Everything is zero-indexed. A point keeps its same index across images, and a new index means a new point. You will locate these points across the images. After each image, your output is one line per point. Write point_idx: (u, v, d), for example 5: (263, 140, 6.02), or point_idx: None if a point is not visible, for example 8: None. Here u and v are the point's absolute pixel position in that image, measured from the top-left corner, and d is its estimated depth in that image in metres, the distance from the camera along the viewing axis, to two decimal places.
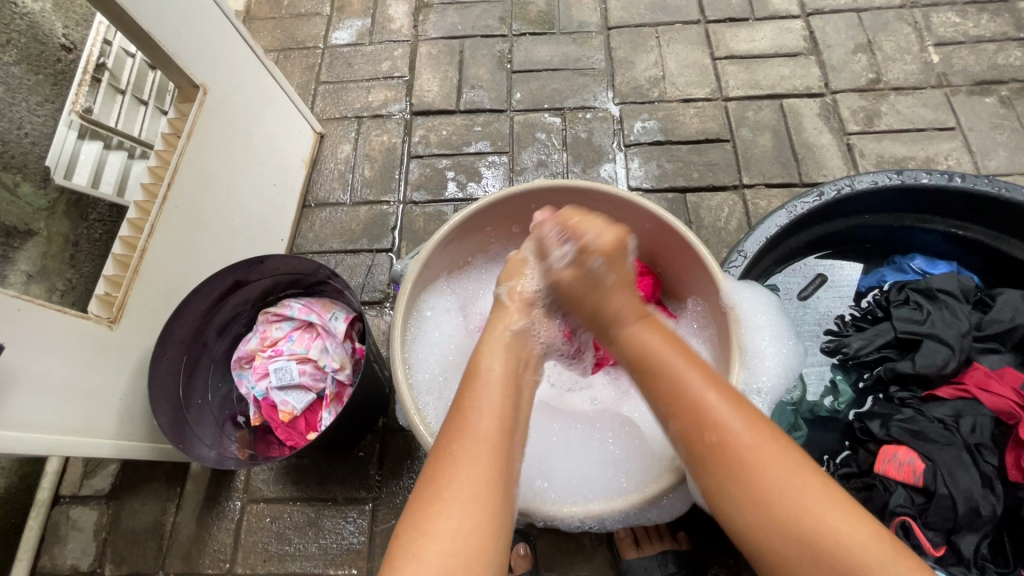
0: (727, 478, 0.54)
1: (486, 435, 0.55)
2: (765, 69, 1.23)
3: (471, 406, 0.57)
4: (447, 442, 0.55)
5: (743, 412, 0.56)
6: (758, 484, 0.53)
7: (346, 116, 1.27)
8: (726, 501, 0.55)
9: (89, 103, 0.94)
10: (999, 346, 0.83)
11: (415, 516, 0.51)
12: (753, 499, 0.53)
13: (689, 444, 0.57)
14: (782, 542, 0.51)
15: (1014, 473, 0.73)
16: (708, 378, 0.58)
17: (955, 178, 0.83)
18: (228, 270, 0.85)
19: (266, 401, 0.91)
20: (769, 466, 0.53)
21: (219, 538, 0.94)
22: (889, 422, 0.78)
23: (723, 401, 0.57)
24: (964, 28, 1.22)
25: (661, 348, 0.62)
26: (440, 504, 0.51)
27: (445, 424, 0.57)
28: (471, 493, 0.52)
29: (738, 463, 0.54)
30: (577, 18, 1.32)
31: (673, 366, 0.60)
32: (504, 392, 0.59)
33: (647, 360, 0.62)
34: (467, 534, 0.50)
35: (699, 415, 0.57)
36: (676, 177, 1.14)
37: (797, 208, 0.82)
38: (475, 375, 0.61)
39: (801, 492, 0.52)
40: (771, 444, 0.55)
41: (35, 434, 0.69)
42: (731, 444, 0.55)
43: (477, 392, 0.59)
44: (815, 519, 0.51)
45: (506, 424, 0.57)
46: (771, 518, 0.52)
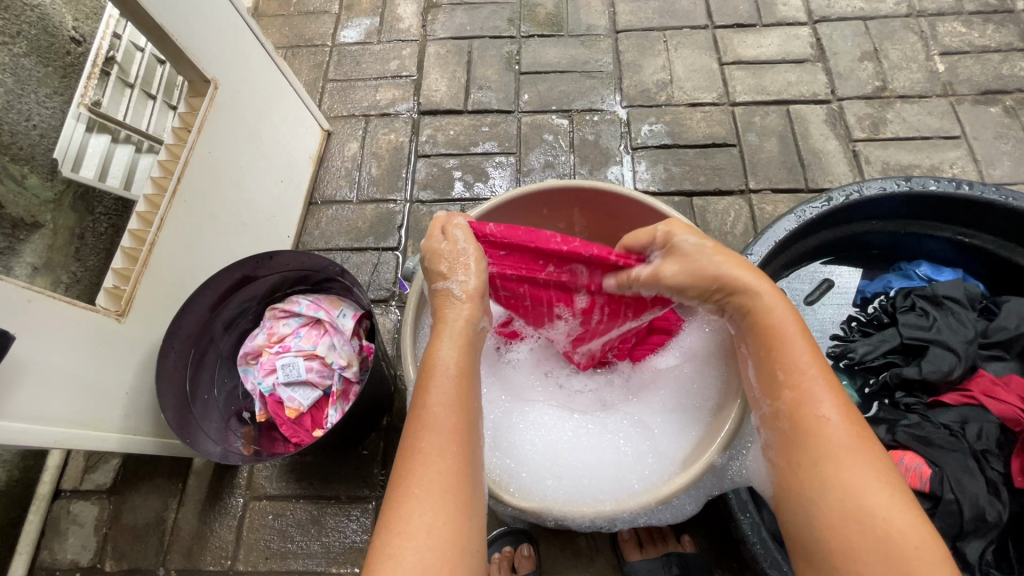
0: (815, 467, 0.52)
1: (446, 425, 0.54)
2: (772, 75, 1.23)
3: (429, 399, 0.55)
4: (411, 440, 0.53)
5: (847, 407, 0.54)
6: (847, 481, 0.50)
7: (354, 114, 1.27)
8: (805, 492, 0.52)
9: (98, 96, 0.93)
10: (1003, 354, 0.83)
11: (386, 516, 0.50)
12: (836, 494, 0.50)
13: (789, 426, 0.55)
14: (854, 540, 0.48)
15: (1020, 479, 0.73)
16: (822, 365, 0.56)
17: (963, 186, 0.83)
18: (239, 265, 0.85)
19: (272, 397, 0.91)
20: (861, 467, 0.50)
21: (220, 534, 0.94)
22: (896, 427, 0.79)
23: (834, 394, 0.54)
24: (970, 37, 1.23)
25: (787, 321, 0.58)
26: (411, 501, 0.50)
27: (408, 423, 0.55)
28: (440, 486, 0.51)
29: (835, 456, 0.51)
30: (585, 21, 1.33)
31: (793, 346, 0.57)
32: (460, 381, 0.57)
33: (769, 330, 0.58)
34: (441, 529, 0.49)
35: (806, 399, 0.54)
36: (683, 181, 1.14)
37: (806, 213, 0.83)
38: (431, 367, 0.58)
39: (883, 494, 0.49)
40: (867, 447, 0.52)
41: (41, 425, 0.68)
42: (828, 437, 0.52)
43: (432, 385, 0.57)
44: (889, 520, 0.48)
45: (465, 415, 0.56)
46: (848, 513, 0.49)
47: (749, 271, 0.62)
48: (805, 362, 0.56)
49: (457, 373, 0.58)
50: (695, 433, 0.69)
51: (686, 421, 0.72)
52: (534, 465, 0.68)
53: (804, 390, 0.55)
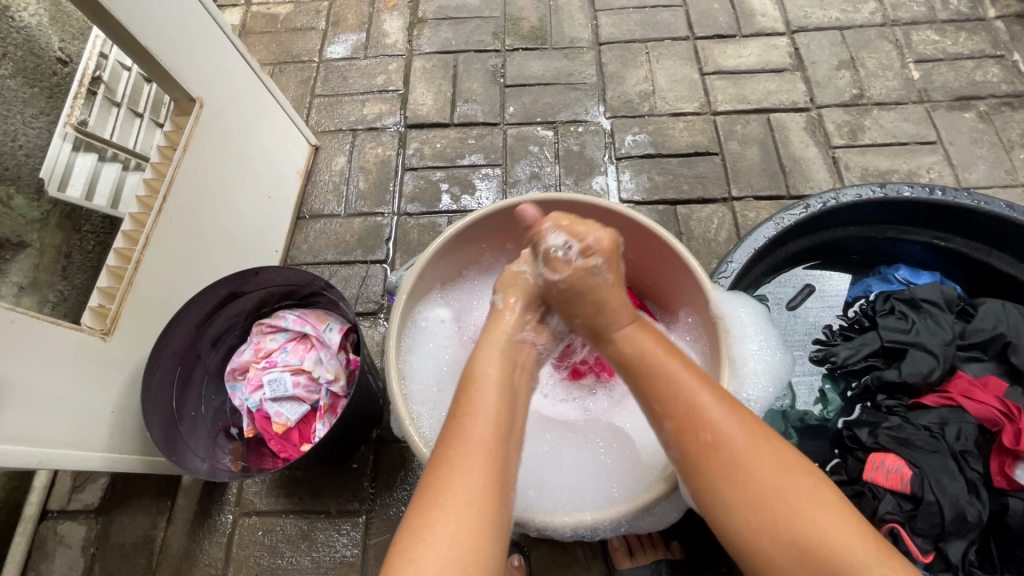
0: (719, 486, 0.56)
1: (481, 441, 0.56)
2: (752, 84, 1.25)
3: (464, 411, 0.59)
4: (443, 449, 0.56)
5: (738, 412, 0.58)
6: (751, 481, 0.55)
7: (342, 129, 1.28)
8: (722, 504, 0.56)
9: (85, 116, 0.94)
10: (982, 354, 0.84)
11: (413, 524, 0.52)
12: (743, 502, 0.55)
13: (680, 446, 0.59)
14: (777, 544, 0.53)
15: (999, 479, 0.74)
16: (703, 381, 0.60)
17: (936, 192, 0.85)
18: (224, 281, 0.85)
19: (259, 412, 0.90)
20: (762, 472, 0.55)
21: (210, 552, 0.93)
22: (877, 430, 0.79)
23: (718, 400, 0.59)
24: (943, 45, 1.26)
25: (655, 350, 0.64)
26: (437, 510, 0.52)
27: (442, 432, 0.58)
28: (468, 498, 0.53)
29: (732, 467, 0.56)
30: (569, 34, 1.35)
31: (666, 369, 0.62)
32: (499, 397, 0.61)
33: (645, 356, 0.65)
34: (465, 543, 0.50)
35: (693, 416, 0.58)
36: (667, 190, 1.15)
37: (784, 220, 0.84)
38: (471, 380, 0.62)
39: (793, 489, 0.54)
40: (767, 445, 0.57)
41: (25, 446, 0.68)
42: (726, 451, 0.56)
43: (472, 396, 0.61)
44: (801, 516, 0.53)
45: (501, 425, 0.59)
46: (770, 518, 0.53)
47: (616, 311, 0.69)
48: (682, 377, 0.60)
49: (501, 391, 0.62)
50: None
51: None
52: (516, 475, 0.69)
53: (692, 404, 0.59)
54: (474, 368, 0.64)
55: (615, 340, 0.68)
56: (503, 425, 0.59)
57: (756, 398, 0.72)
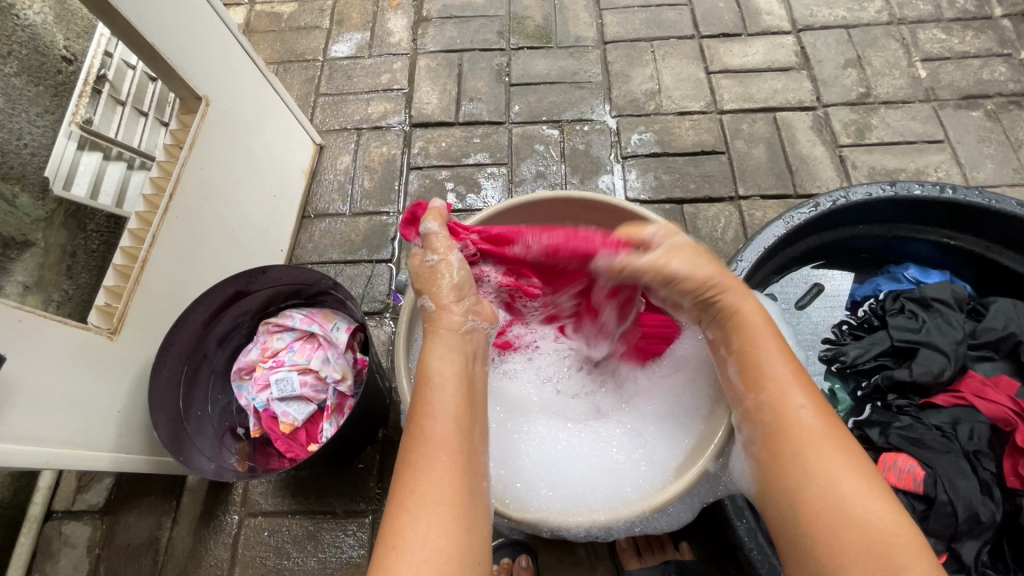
0: (790, 461, 0.54)
1: (444, 441, 0.54)
2: (758, 83, 1.25)
3: (424, 411, 0.56)
4: (407, 452, 0.54)
5: (822, 403, 0.57)
6: (823, 466, 0.53)
7: (346, 128, 1.28)
8: (784, 481, 0.54)
9: (90, 114, 0.94)
10: (993, 354, 0.84)
11: (384, 533, 0.50)
12: (811, 484, 0.53)
13: (764, 414, 0.57)
14: (833, 531, 0.50)
15: (1013, 480, 0.74)
16: (789, 359, 0.59)
17: (946, 190, 0.84)
18: (231, 280, 0.85)
19: (266, 412, 0.90)
20: (834, 456, 0.53)
21: (215, 552, 0.93)
22: (889, 430, 0.79)
23: (807, 389, 0.57)
24: (950, 44, 1.26)
25: (757, 321, 0.62)
26: (404, 516, 0.50)
27: (405, 434, 0.56)
28: (434, 500, 0.51)
29: (809, 445, 0.54)
30: (574, 33, 1.34)
31: (762, 346, 0.60)
32: (458, 395, 0.57)
33: (743, 325, 0.62)
34: (436, 548, 0.48)
35: (777, 388, 0.57)
36: (673, 189, 1.15)
37: (794, 218, 0.83)
38: (426, 379, 0.58)
39: (854, 482, 0.52)
40: (844, 442, 0.55)
41: (33, 446, 0.67)
42: (804, 428, 0.55)
43: (429, 396, 0.57)
44: (861, 505, 0.51)
45: (463, 423, 0.56)
46: (828, 503, 0.51)
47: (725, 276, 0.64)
48: (773, 351, 0.59)
49: (459, 388, 0.58)
50: (690, 440, 0.69)
51: (680, 429, 0.72)
52: (527, 475, 0.69)
53: (778, 379, 0.58)
54: (427, 365, 0.60)
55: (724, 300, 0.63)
56: (463, 423, 0.56)
57: None
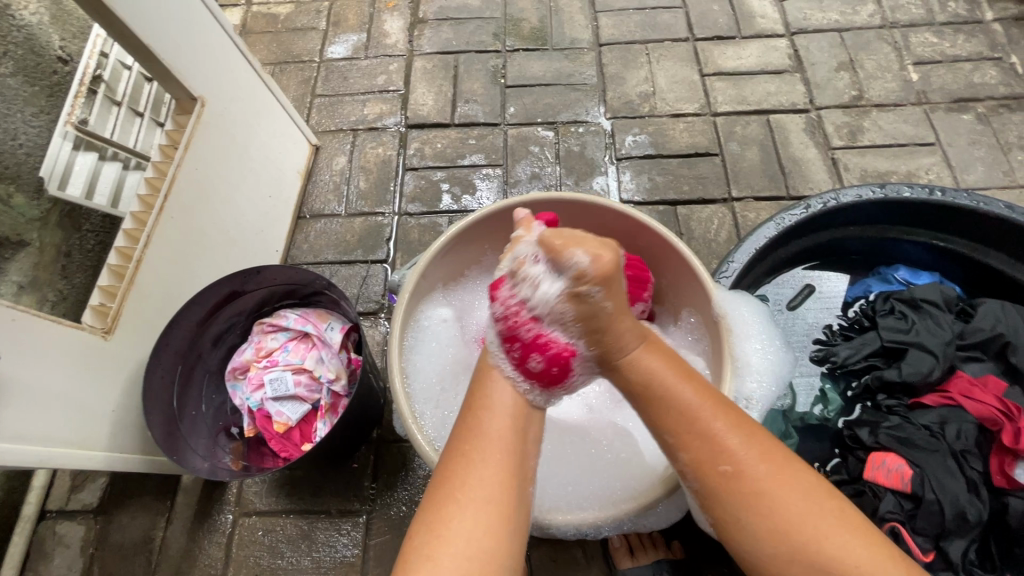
0: (748, 523, 0.54)
1: (499, 434, 0.57)
2: (752, 86, 1.26)
3: (481, 403, 0.59)
4: (460, 442, 0.56)
5: (751, 442, 0.55)
6: (780, 518, 0.53)
7: (342, 129, 1.28)
8: (742, 536, 0.54)
9: (85, 114, 0.94)
10: (981, 355, 0.85)
11: (428, 518, 0.52)
12: (773, 537, 0.53)
13: (699, 476, 0.56)
14: (802, 573, 0.52)
15: (998, 478, 0.75)
16: (706, 406, 0.56)
17: (935, 193, 0.85)
18: (226, 280, 0.85)
19: (260, 412, 0.90)
20: (785, 500, 0.53)
21: (210, 552, 0.93)
22: (878, 429, 0.79)
23: (731, 430, 0.56)
24: (941, 47, 1.27)
25: (664, 374, 0.58)
26: (454, 504, 0.52)
27: (457, 426, 0.59)
28: (485, 492, 0.53)
29: (756, 497, 0.53)
30: (569, 35, 1.35)
31: (679, 399, 0.57)
32: (514, 394, 0.60)
33: (651, 383, 0.58)
34: (481, 539, 0.51)
35: (709, 452, 0.55)
36: (667, 191, 1.16)
37: (785, 220, 0.84)
38: (486, 372, 0.62)
39: (814, 521, 0.53)
40: (789, 478, 0.54)
41: (27, 445, 0.68)
42: (749, 481, 0.54)
43: (488, 390, 0.60)
44: (828, 543, 0.52)
45: (516, 420, 0.59)
46: (794, 550, 0.52)
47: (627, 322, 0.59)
48: (692, 405, 0.56)
49: (518, 387, 0.61)
50: None
51: None
52: None
53: (707, 437, 0.55)
54: (482, 372, 0.63)
55: (632, 362, 0.59)
56: (519, 420, 0.59)
57: (757, 396, 0.72)
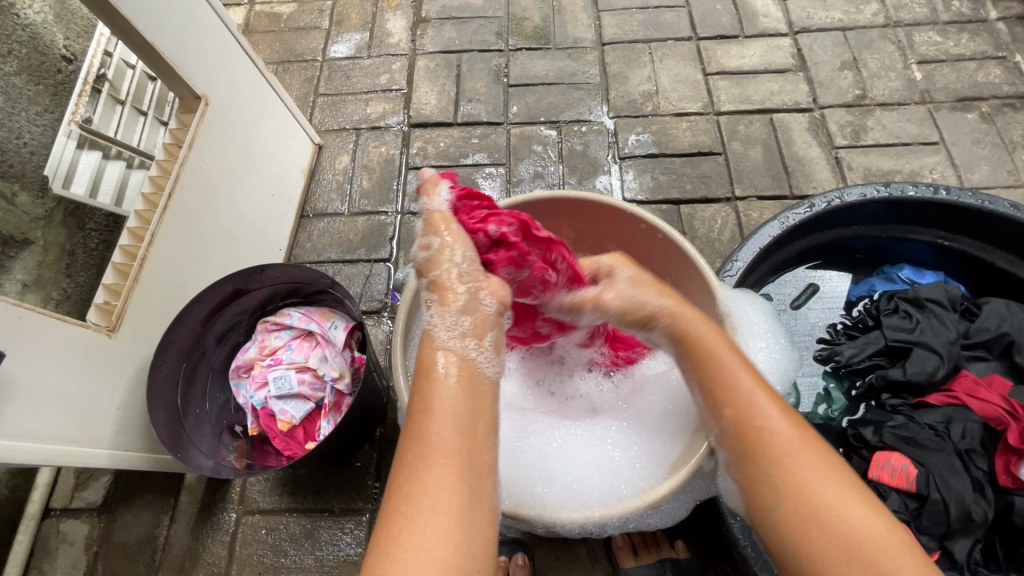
0: (773, 482, 0.54)
1: (445, 440, 0.52)
2: (755, 85, 1.26)
3: (425, 407, 0.54)
4: (406, 452, 0.52)
5: (789, 414, 0.57)
6: (800, 482, 0.52)
7: (345, 128, 1.28)
8: (764, 499, 0.54)
9: (89, 113, 0.95)
10: (985, 354, 0.84)
11: (378, 540, 0.48)
12: (793, 500, 0.52)
13: (735, 435, 0.57)
14: (820, 545, 0.50)
15: (1004, 478, 0.74)
16: (751, 372, 0.59)
17: (940, 191, 0.85)
18: (229, 278, 0.85)
19: (264, 410, 0.90)
20: (810, 467, 0.53)
21: (213, 550, 0.93)
22: (882, 428, 0.79)
23: (770, 398, 0.57)
24: (945, 46, 1.26)
25: (712, 339, 0.61)
26: (403, 523, 0.48)
27: (403, 434, 0.54)
28: (433, 505, 0.49)
29: (783, 457, 0.54)
30: (572, 34, 1.35)
31: (723, 361, 0.59)
32: (461, 395, 0.55)
33: (699, 346, 0.60)
34: (433, 556, 0.47)
35: (746, 407, 0.56)
36: (670, 190, 1.16)
37: (789, 219, 0.84)
38: (426, 372, 0.56)
39: (834, 493, 0.51)
40: (817, 451, 0.54)
41: (31, 444, 0.68)
42: (774, 442, 0.55)
43: (429, 390, 0.55)
44: (846, 514, 0.50)
45: (467, 423, 0.54)
46: (813, 516, 0.51)
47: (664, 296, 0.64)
48: (736, 368, 0.58)
49: (460, 383, 0.56)
50: (685, 437, 0.69)
51: (674, 427, 0.72)
52: (524, 472, 0.69)
53: (749, 400, 0.57)
54: (431, 356, 0.57)
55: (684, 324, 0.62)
56: (465, 418, 0.54)
57: None
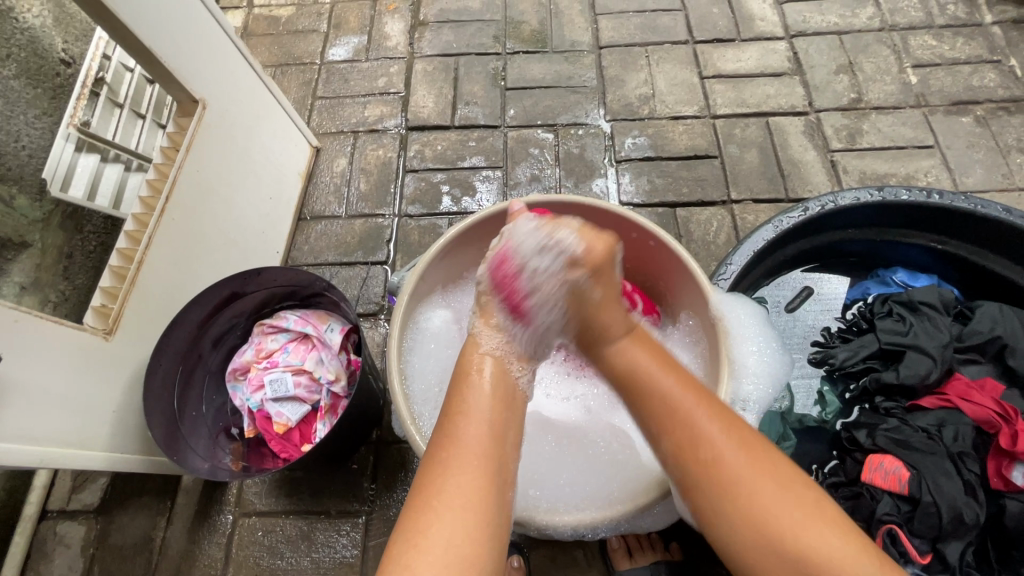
0: (720, 504, 0.55)
1: (475, 441, 0.56)
2: (751, 88, 1.26)
3: (460, 410, 0.59)
4: (436, 450, 0.56)
5: (731, 428, 0.58)
6: (749, 501, 0.54)
7: (343, 131, 1.29)
8: (715, 520, 0.56)
9: (88, 116, 0.96)
10: (978, 357, 0.85)
11: (405, 530, 0.51)
12: (748, 521, 0.54)
13: (678, 463, 0.58)
14: (770, 562, 0.52)
15: (996, 480, 0.74)
16: (690, 393, 0.60)
17: (933, 195, 0.85)
18: (226, 281, 0.86)
19: (260, 413, 0.91)
20: (757, 487, 0.54)
21: (210, 552, 0.94)
22: (875, 431, 0.80)
23: (713, 417, 0.58)
24: (940, 50, 1.27)
25: (651, 366, 0.63)
26: (430, 514, 0.52)
27: (435, 434, 0.58)
28: (460, 500, 0.52)
29: (729, 480, 0.55)
30: (569, 37, 1.36)
31: (660, 384, 0.61)
32: (492, 402, 0.60)
33: (635, 375, 0.63)
34: (458, 547, 0.50)
35: (690, 433, 0.58)
36: (666, 193, 1.16)
37: (783, 223, 0.84)
38: (464, 378, 0.62)
39: (784, 509, 0.53)
40: (764, 464, 0.56)
41: (28, 446, 0.68)
42: (718, 463, 0.56)
43: (465, 394, 0.60)
44: (795, 531, 0.52)
45: (494, 426, 0.58)
46: (764, 535, 0.53)
47: (613, 318, 0.67)
48: (673, 393, 0.60)
49: (492, 391, 0.61)
50: None
51: None
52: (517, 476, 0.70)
53: (688, 425, 0.58)
54: (469, 363, 0.64)
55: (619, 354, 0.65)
56: (496, 428, 0.58)
57: (754, 399, 0.72)
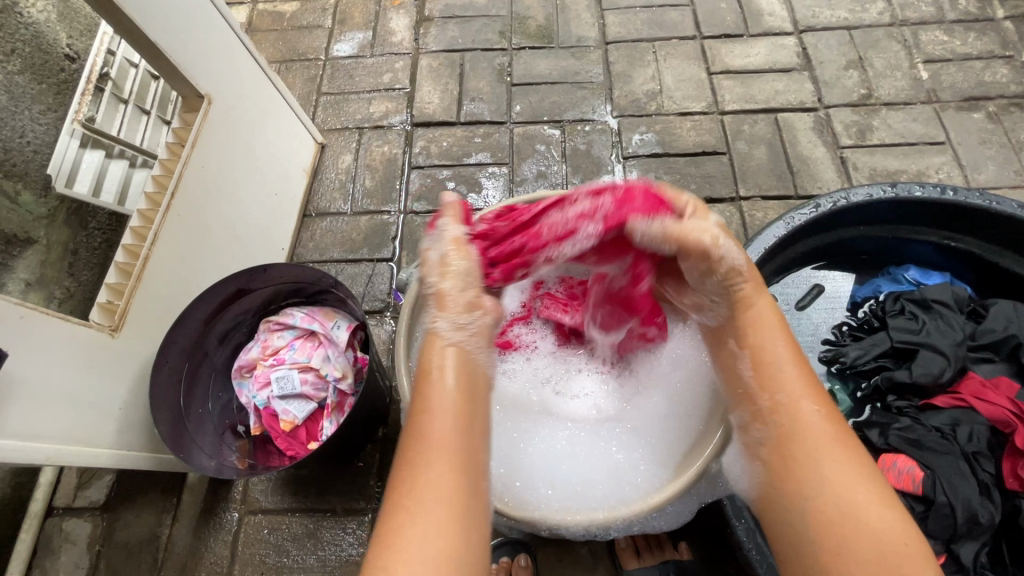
0: (803, 471, 0.54)
1: (443, 436, 0.53)
2: (759, 84, 1.25)
3: (425, 405, 0.56)
4: (407, 449, 0.53)
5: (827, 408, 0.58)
6: (829, 477, 0.53)
7: (348, 127, 1.28)
8: (792, 488, 0.54)
9: (92, 112, 0.93)
10: (992, 356, 0.84)
11: (381, 535, 0.49)
12: (821, 493, 0.53)
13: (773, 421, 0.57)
14: (838, 538, 0.51)
15: (1012, 481, 0.73)
16: (797, 363, 0.60)
17: (947, 192, 0.84)
18: (232, 278, 0.85)
19: (267, 410, 0.90)
20: (838, 465, 0.53)
21: (215, 550, 0.93)
22: (888, 431, 0.79)
23: (810, 393, 0.58)
24: (951, 45, 1.26)
25: (767, 331, 0.62)
26: (402, 515, 0.50)
27: (405, 433, 0.55)
28: (433, 499, 0.50)
29: (816, 450, 0.55)
30: (576, 33, 1.35)
31: (772, 348, 0.61)
32: (458, 392, 0.57)
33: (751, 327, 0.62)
34: (434, 547, 0.48)
35: (789, 400, 0.57)
36: (674, 190, 1.15)
37: (795, 219, 0.83)
38: (426, 371, 0.58)
39: (859, 491, 0.52)
40: (849, 447, 0.55)
41: (35, 443, 0.68)
42: (811, 433, 0.56)
43: (428, 389, 0.57)
44: (870, 513, 0.51)
45: (462, 418, 0.55)
46: (836, 511, 0.52)
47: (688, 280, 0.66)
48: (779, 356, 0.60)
49: (456, 382, 0.57)
50: (691, 438, 0.70)
51: (682, 428, 0.73)
52: (529, 470, 0.69)
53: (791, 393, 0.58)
54: (430, 359, 0.59)
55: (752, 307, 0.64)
56: (463, 419, 0.56)
57: None
